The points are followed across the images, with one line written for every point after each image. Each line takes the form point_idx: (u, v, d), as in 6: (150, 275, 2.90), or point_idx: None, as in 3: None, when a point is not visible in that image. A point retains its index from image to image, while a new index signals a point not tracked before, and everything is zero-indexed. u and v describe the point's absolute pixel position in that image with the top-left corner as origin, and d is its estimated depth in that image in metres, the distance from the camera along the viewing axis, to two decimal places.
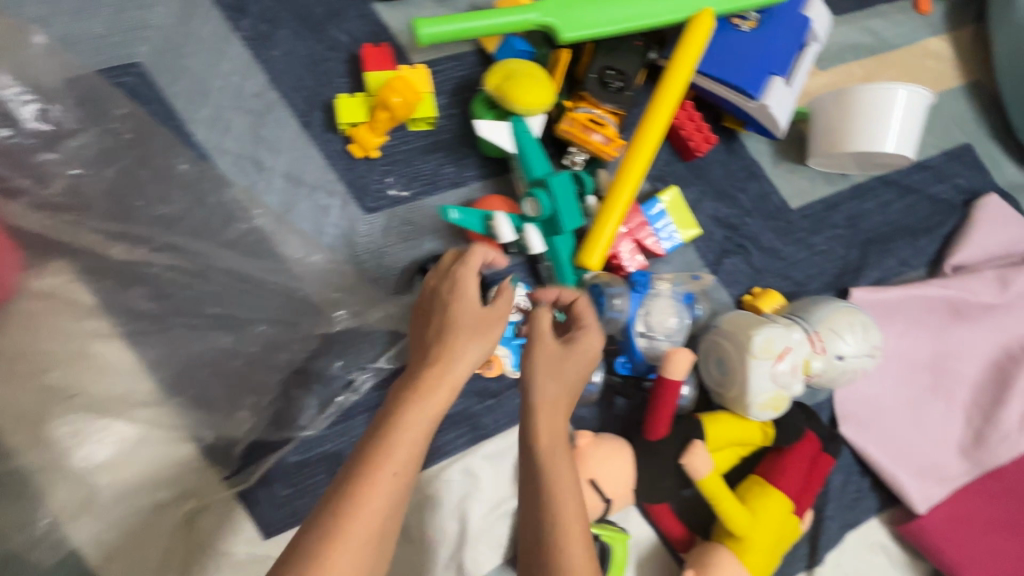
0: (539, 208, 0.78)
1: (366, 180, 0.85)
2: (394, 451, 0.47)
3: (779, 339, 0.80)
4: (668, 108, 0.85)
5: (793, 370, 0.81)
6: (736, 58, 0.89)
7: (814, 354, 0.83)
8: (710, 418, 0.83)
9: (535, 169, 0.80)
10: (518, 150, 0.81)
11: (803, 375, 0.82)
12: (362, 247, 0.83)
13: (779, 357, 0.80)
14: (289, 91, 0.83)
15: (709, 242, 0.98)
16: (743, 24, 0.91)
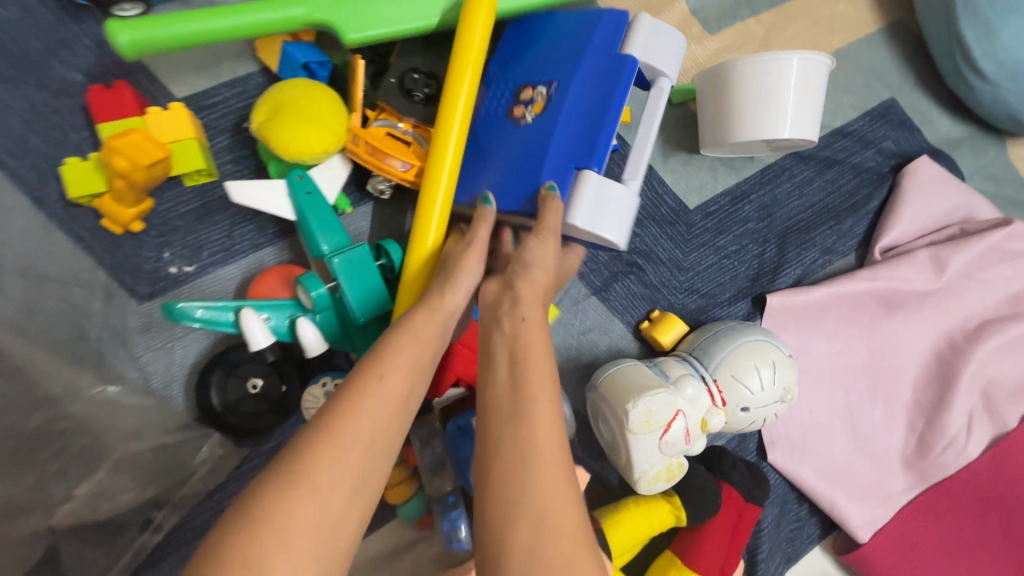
0: (310, 295, 0.59)
1: (137, 260, 0.67)
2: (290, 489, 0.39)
3: (663, 408, 0.66)
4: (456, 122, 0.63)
5: (684, 436, 0.68)
6: (511, 166, 0.63)
7: (713, 409, 0.70)
8: (611, 522, 0.67)
9: (314, 243, 0.62)
10: (298, 216, 0.64)
11: (701, 435, 0.70)
12: (143, 347, 0.67)
13: (666, 428, 0.66)
14: (10, 159, 0.64)
15: (593, 265, 0.82)
16: (525, 114, 0.65)
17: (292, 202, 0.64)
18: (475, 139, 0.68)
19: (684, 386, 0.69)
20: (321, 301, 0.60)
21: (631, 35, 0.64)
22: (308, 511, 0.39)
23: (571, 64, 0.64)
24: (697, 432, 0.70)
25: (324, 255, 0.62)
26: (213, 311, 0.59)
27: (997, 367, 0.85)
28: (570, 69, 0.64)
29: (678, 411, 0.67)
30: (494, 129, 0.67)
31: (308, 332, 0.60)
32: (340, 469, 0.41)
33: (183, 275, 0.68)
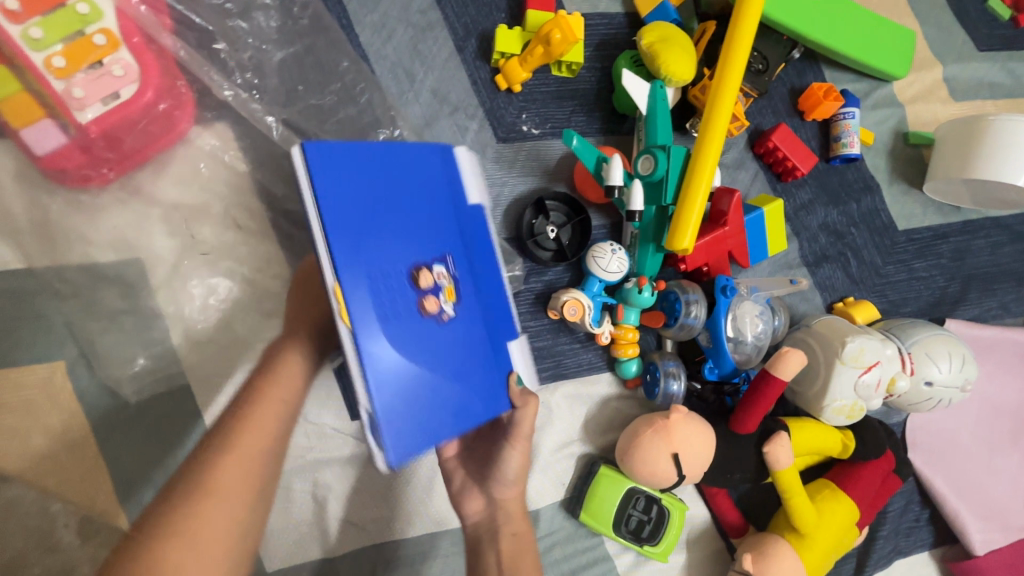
0: (653, 167, 0.79)
1: (503, 112, 0.88)
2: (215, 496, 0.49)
3: (872, 352, 0.80)
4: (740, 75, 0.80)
5: (876, 384, 0.81)
6: (429, 354, 0.54)
7: (903, 373, 0.82)
8: (795, 423, 0.83)
9: (657, 136, 0.81)
10: (648, 114, 0.82)
11: (886, 392, 0.83)
12: (489, 173, 0.86)
13: (867, 368, 0.80)
14: (452, 15, 0.87)
15: (811, 244, 0.98)
16: (441, 306, 0.57)
17: (648, 101, 0.82)
18: (377, 335, 0.50)
19: (888, 345, 0.82)
20: (658, 175, 0.79)
21: (466, 175, 0.67)
22: (213, 518, 0.49)
23: (443, 231, 0.60)
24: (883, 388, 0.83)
25: (662, 146, 0.81)
26: (583, 151, 0.75)
27: None
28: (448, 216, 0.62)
29: (879, 362, 0.81)
30: (413, 330, 0.53)
31: (637, 194, 0.77)
32: (236, 470, 0.51)
33: (529, 134, 0.88)
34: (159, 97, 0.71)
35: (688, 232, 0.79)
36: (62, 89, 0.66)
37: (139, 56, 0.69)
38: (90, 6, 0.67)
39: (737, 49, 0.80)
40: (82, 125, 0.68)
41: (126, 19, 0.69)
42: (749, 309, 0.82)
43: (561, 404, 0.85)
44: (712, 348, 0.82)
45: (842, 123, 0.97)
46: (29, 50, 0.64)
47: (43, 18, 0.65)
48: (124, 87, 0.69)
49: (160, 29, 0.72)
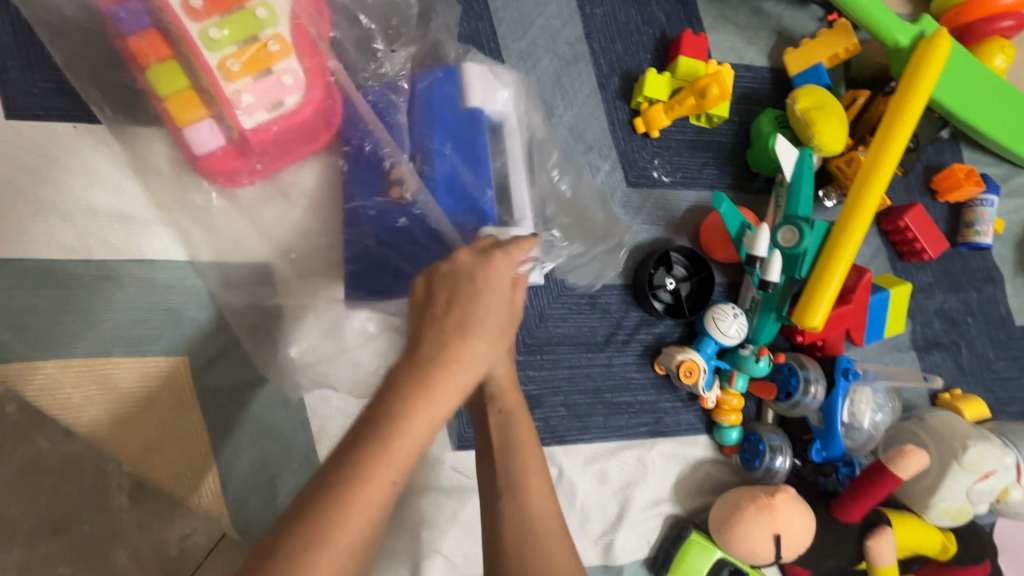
0: (796, 240, 0.76)
1: (636, 156, 0.86)
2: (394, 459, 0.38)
3: (992, 461, 0.77)
4: (897, 155, 0.77)
5: (990, 491, 0.78)
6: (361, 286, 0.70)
7: (1017, 483, 0.79)
8: (897, 518, 0.80)
9: (798, 207, 0.78)
10: (792, 181, 0.79)
11: (996, 499, 0.80)
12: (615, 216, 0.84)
13: (984, 476, 0.77)
14: (599, 50, 0.85)
15: (924, 328, 0.94)
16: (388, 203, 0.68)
17: (794, 169, 0.79)
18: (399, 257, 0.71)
19: (1008, 455, 0.78)
20: (800, 249, 0.76)
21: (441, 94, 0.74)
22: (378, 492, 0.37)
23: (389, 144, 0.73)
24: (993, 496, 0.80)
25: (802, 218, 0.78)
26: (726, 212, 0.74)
27: None
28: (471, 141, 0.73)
29: (997, 471, 0.77)
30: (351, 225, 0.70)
31: (775, 264, 0.75)
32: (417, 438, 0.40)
33: (659, 181, 0.86)
34: (321, 106, 0.69)
35: (821, 310, 0.76)
36: (233, 93, 0.65)
37: (307, 65, 0.68)
38: (268, 12, 0.66)
39: (899, 128, 0.76)
40: (243, 129, 0.66)
41: (300, 29, 0.68)
42: (867, 395, 0.79)
43: (656, 461, 0.84)
44: (822, 429, 0.80)
45: (979, 210, 0.93)
46: (206, 48, 0.64)
47: (222, 20, 0.65)
48: (290, 96, 0.67)
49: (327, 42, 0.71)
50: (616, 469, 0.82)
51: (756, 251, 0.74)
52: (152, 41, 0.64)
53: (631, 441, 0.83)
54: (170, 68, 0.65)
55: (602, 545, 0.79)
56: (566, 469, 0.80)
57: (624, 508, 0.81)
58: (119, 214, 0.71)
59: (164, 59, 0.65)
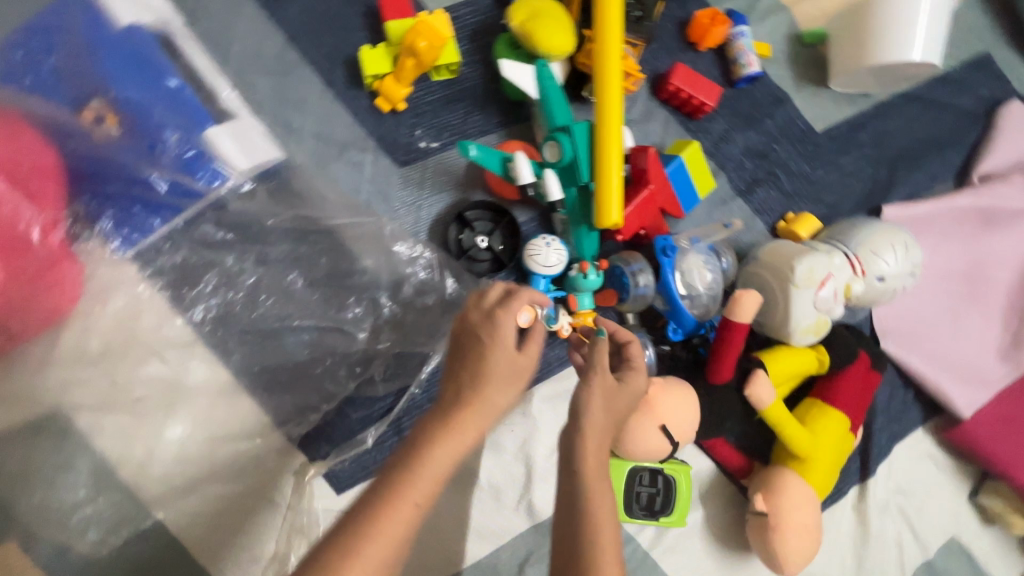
0: (560, 153, 0.77)
1: (395, 134, 0.83)
2: (408, 489, 0.45)
3: (822, 269, 0.81)
4: (618, 34, 0.77)
5: (834, 295, 0.82)
6: (127, 221, 0.67)
7: (855, 277, 0.83)
8: (769, 354, 0.83)
9: (553, 118, 0.78)
10: (540, 97, 0.79)
11: (844, 299, 0.84)
12: (398, 201, 0.82)
13: (821, 284, 0.81)
14: (309, 49, 0.81)
15: (740, 171, 0.97)
16: (104, 128, 0.66)
17: (537, 85, 0.79)
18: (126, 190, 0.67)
19: (837, 257, 0.83)
20: (568, 159, 0.77)
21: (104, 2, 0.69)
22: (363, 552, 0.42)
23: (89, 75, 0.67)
24: (841, 298, 0.84)
25: (562, 126, 0.78)
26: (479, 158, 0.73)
27: None
28: (199, 126, 0.70)
29: (830, 274, 0.82)
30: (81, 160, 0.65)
31: (551, 182, 0.76)
32: (420, 488, 0.46)
33: (429, 149, 0.84)
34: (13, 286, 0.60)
35: (614, 205, 0.77)
36: None
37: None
38: None
39: (607, 9, 0.77)
40: None
41: None
42: (695, 261, 0.81)
43: (543, 408, 0.83)
44: (670, 311, 0.81)
45: (737, 45, 0.94)
46: None
47: None
48: None
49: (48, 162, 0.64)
50: (507, 434, 0.82)
51: (523, 179, 0.74)
52: None
53: None
54: None
55: (521, 508, 0.81)
56: (458, 458, 0.80)
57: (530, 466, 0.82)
58: None
59: None
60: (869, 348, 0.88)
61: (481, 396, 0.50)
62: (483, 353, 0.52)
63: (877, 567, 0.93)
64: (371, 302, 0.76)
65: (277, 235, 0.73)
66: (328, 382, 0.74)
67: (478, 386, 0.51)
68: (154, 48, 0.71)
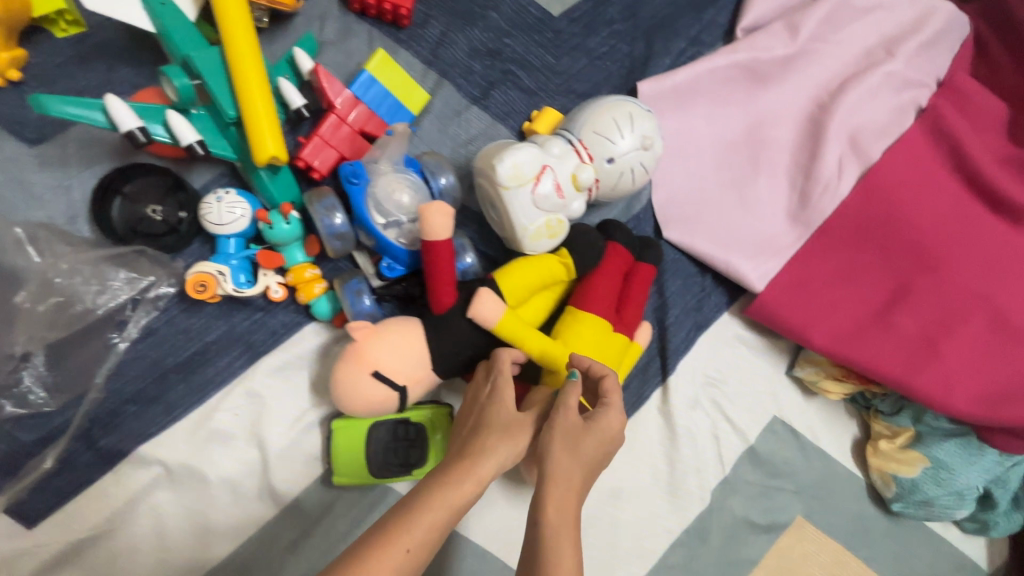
0: (179, 87, 0.66)
1: (21, 110, 0.71)
2: (409, 528, 0.47)
3: (530, 162, 0.72)
4: None
5: (557, 190, 0.73)
6: None
7: (581, 165, 0.75)
8: (504, 272, 0.74)
9: (174, 50, 0.66)
10: (158, 30, 0.67)
11: (575, 192, 0.75)
12: (41, 186, 0.71)
13: (535, 181, 0.72)
14: None
15: (469, 76, 0.87)
16: None
17: (150, 17, 0.67)
18: None
19: (552, 146, 0.74)
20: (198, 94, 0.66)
21: None
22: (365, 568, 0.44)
23: None
24: (571, 190, 0.75)
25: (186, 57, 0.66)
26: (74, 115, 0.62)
27: (861, 115, 0.91)
28: None
29: (545, 167, 0.73)
30: None
31: (180, 125, 0.65)
32: (416, 526, 0.48)
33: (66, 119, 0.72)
34: None
35: (266, 136, 0.66)
36: None
37: None
38: None
39: None
40: None
41: None
42: (392, 184, 0.71)
43: (269, 383, 0.75)
44: (377, 245, 0.72)
45: None
46: None
47: None
48: None
49: None
50: (232, 421, 0.73)
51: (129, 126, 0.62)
52: None
53: (230, 381, 0.74)
54: None
55: (264, 495, 0.73)
56: (173, 458, 0.71)
57: (266, 449, 0.73)
58: None
59: None
60: (626, 239, 0.81)
61: (507, 429, 0.56)
62: (486, 409, 0.60)
63: (692, 466, 0.87)
64: (8, 307, 0.66)
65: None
66: None
67: (481, 437, 0.56)
68: None
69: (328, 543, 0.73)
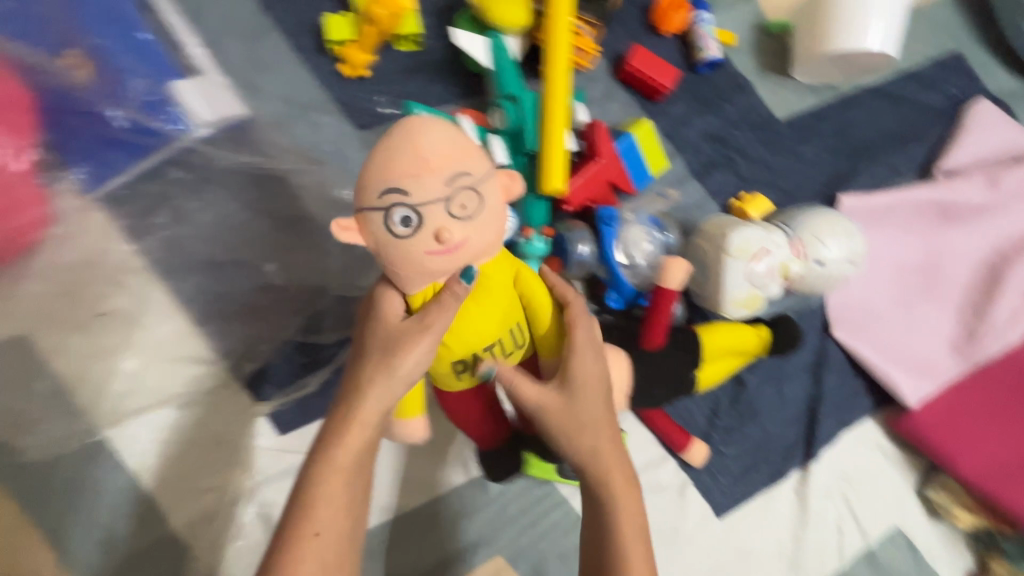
0: (506, 120, 0.80)
1: (357, 100, 0.87)
2: (343, 453, 0.52)
3: (756, 243, 0.82)
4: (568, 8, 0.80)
5: (769, 272, 0.83)
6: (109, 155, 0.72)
7: (794, 259, 0.85)
8: (706, 328, 0.85)
9: (504, 87, 0.81)
10: (492, 66, 0.82)
11: (780, 279, 0.85)
12: (356, 161, 0.86)
13: (755, 258, 0.82)
14: (282, 17, 0.87)
15: (697, 155, 0.99)
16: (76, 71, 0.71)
17: (490, 55, 0.82)
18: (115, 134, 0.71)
19: (777, 239, 0.84)
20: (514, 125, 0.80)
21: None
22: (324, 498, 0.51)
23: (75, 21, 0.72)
24: (777, 277, 0.85)
25: (511, 95, 0.81)
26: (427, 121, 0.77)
27: None
28: (165, 76, 0.75)
29: (766, 251, 0.83)
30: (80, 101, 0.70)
31: (497, 147, 0.79)
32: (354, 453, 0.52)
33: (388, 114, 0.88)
34: None
35: (557, 172, 0.79)
36: None
37: None
38: None
39: None
40: None
41: None
42: (638, 232, 0.83)
43: None
44: (611, 279, 0.84)
45: (697, 30, 0.97)
46: None
47: None
48: None
49: (19, 84, 0.67)
50: None
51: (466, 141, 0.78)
52: None
53: None
54: None
55: (459, 462, 0.84)
56: None
57: None
58: None
59: None
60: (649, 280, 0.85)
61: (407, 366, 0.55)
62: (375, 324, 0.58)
63: (814, 550, 0.92)
64: (315, 252, 0.81)
65: (230, 179, 0.77)
66: (274, 326, 0.79)
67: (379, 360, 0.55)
68: (131, 7, 0.75)
69: (498, 517, 0.84)
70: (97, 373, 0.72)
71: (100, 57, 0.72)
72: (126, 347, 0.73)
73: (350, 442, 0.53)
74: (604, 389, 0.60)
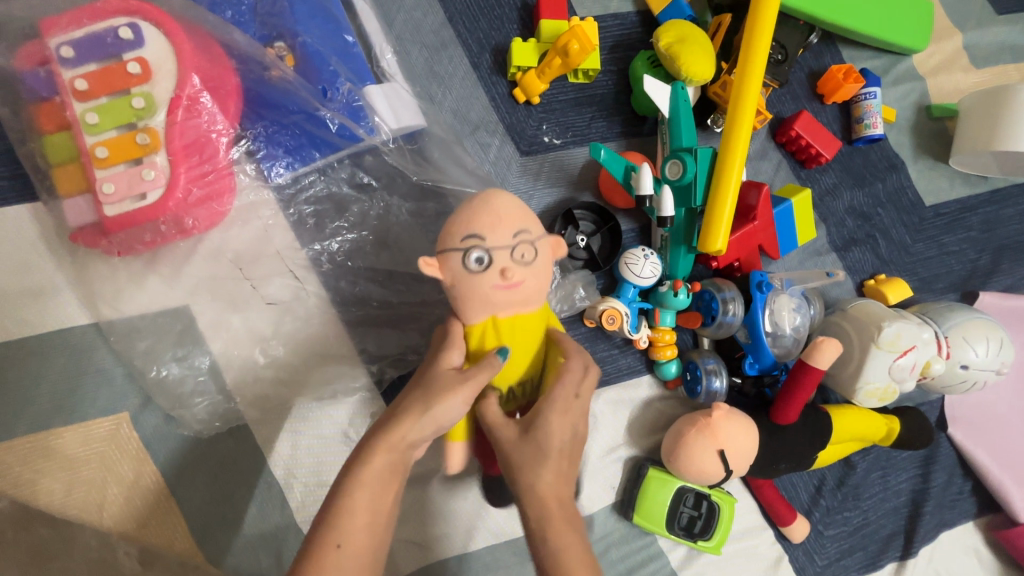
0: (681, 172, 0.79)
1: (524, 125, 0.88)
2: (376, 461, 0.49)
3: (908, 337, 0.80)
4: (761, 70, 0.79)
5: (912, 367, 0.81)
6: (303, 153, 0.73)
7: (938, 357, 0.83)
8: (836, 411, 0.84)
9: (680, 138, 0.81)
10: (671, 116, 0.82)
11: (920, 375, 0.83)
12: (513, 186, 0.87)
13: (903, 352, 0.80)
14: (465, 32, 0.87)
15: (840, 228, 0.98)
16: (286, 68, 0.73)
17: (670, 104, 0.82)
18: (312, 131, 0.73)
19: (927, 335, 0.82)
20: (686, 179, 0.80)
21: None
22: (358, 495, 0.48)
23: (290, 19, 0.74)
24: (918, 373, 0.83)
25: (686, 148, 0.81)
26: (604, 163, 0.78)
27: None
28: (362, 81, 0.77)
29: (915, 347, 0.81)
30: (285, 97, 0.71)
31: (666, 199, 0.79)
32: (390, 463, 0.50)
33: (552, 145, 0.88)
34: (185, 196, 0.67)
35: (721, 233, 0.78)
36: (99, 179, 0.64)
37: (174, 157, 0.66)
38: (145, 101, 0.65)
39: (755, 46, 0.79)
40: (103, 215, 0.65)
41: (178, 111, 0.66)
42: (787, 303, 0.82)
43: (604, 410, 0.87)
44: (750, 344, 0.83)
45: (865, 104, 0.96)
46: (84, 132, 0.64)
47: (105, 104, 0.65)
48: (151, 189, 0.65)
49: (235, 74, 0.70)
50: None
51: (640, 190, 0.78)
52: (53, 112, 0.66)
53: None
54: (61, 136, 0.66)
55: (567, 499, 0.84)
56: None
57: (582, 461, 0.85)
58: (27, 289, 0.71)
59: (57, 129, 0.66)
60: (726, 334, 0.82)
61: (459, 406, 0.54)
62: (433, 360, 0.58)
63: None
64: None
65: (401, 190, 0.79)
66: (416, 337, 0.80)
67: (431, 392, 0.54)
68: (339, 10, 0.77)
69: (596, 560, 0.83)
70: (250, 358, 0.74)
71: (306, 55, 0.74)
72: (280, 337, 0.75)
73: (389, 447, 0.51)
74: (574, 449, 0.55)
